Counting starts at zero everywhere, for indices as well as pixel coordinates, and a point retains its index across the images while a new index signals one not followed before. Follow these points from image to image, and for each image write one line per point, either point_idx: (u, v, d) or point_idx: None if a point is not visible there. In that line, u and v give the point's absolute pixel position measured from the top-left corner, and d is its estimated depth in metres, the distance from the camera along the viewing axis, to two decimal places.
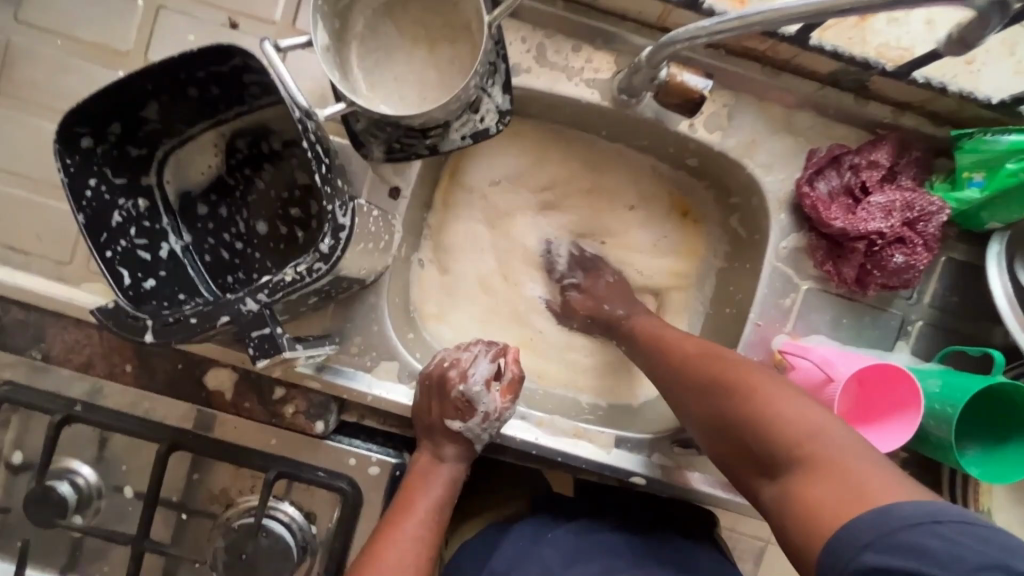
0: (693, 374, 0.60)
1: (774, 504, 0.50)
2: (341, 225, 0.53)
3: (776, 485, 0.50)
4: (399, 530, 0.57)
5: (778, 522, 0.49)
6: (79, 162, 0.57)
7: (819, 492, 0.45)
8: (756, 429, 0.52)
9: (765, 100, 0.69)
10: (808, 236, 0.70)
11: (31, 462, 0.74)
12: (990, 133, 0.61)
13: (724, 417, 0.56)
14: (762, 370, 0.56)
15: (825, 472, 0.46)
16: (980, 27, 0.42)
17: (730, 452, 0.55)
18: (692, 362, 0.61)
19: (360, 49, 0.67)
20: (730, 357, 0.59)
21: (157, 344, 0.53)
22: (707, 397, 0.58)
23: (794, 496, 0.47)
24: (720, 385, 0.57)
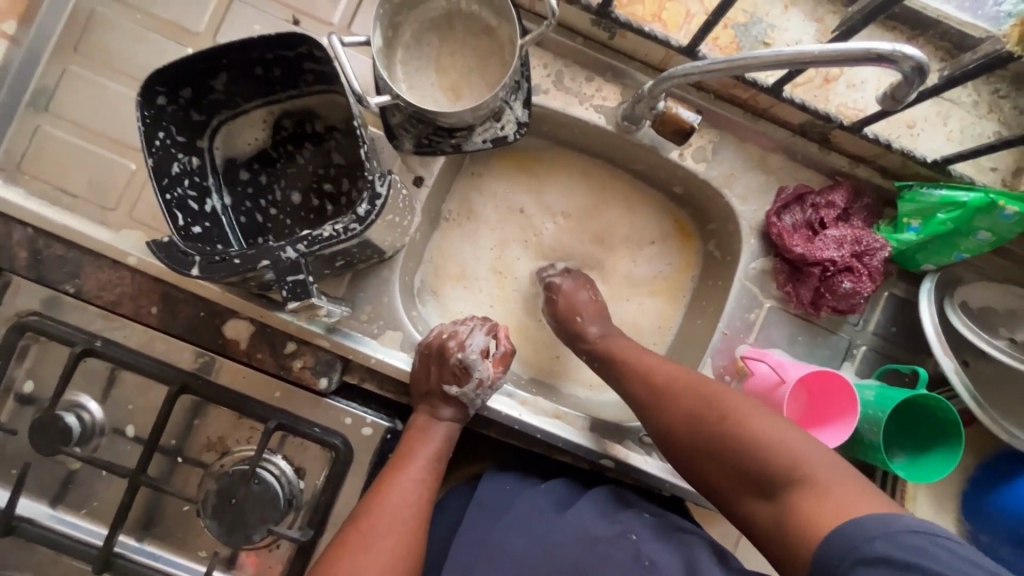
0: (680, 401, 0.67)
1: (771, 521, 0.58)
2: (377, 193, 0.61)
3: (777, 505, 0.58)
4: (405, 475, 0.65)
5: (782, 541, 0.57)
6: (153, 116, 0.65)
7: (820, 507, 0.54)
8: (748, 452, 0.61)
9: (745, 141, 0.80)
10: (773, 260, 0.81)
11: (40, 394, 0.78)
12: (926, 187, 0.73)
13: (717, 445, 0.63)
14: (740, 398, 0.65)
15: (821, 489, 0.55)
16: (905, 88, 0.53)
17: (721, 474, 0.63)
18: (674, 387, 0.69)
19: (403, 56, 0.77)
20: (703, 382, 0.68)
21: (201, 278, 0.60)
22: (695, 424, 0.65)
23: (794, 512, 0.56)
24: (708, 411, 0.65)
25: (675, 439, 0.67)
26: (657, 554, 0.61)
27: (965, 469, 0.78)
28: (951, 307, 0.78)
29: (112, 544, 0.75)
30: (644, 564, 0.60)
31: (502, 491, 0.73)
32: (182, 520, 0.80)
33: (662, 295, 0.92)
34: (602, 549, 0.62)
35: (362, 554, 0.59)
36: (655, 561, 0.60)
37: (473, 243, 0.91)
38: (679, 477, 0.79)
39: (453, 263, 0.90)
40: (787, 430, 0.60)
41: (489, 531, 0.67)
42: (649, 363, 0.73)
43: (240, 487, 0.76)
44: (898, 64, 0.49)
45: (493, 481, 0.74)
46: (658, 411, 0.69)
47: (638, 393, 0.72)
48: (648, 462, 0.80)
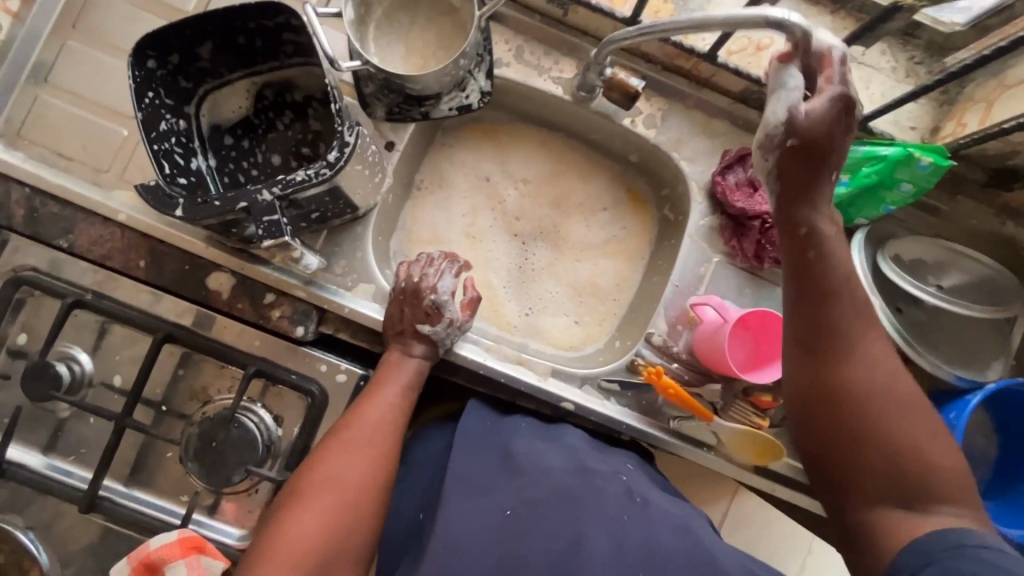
0: (857, 376, 0.63)
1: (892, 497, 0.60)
2: (346, 142, 0.68)
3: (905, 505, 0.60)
4: (381, 397, 0.71)
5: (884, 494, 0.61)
6: (144, 77, 0.71)
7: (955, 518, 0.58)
8: (913, 449, 0.61)
9: (691, 109, 0.87)
10: (719, 217, 0.87)
11: (34, 345, 0.83)
12: (853, 143, 0.80)
13: (866, 431, 0.62)
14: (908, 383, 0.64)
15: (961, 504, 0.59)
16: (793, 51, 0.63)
17: (872, 420, 0.62)
18: (872, 365, 0.63)
19: (375, 31, 0.84)
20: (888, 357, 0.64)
21: (185, 219, 0.66)
22: (866, 404, 0.62)
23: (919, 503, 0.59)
24: (895, 395, 0.62)
25: (844, 375, 0.63)
26: (644, 492, 0.71)
27: None
28: (883, 258, 0.84)
29: (98, 486, 0.79)
30: (637, 499, 0.70)
31: (485, 424, 0.79)
32: (166, 466, 0.84)
33: (620, 256, 0.98)
34: (598, 479, 0.71)
35: (343, 458, 0.65)
36: (643, 496, 0.71)
37: (442, 210, 0.97)
38: (637, 419, 0.85)
39: (425, 227, 0.96)
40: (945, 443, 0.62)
41: (475, 455, 0.73)
42: (845, 316, 0.64)
43: (221, 431, 0.80)
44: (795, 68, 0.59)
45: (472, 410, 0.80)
46: (846, 375, 0.63)
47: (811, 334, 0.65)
48: (605, 405, 0.85)
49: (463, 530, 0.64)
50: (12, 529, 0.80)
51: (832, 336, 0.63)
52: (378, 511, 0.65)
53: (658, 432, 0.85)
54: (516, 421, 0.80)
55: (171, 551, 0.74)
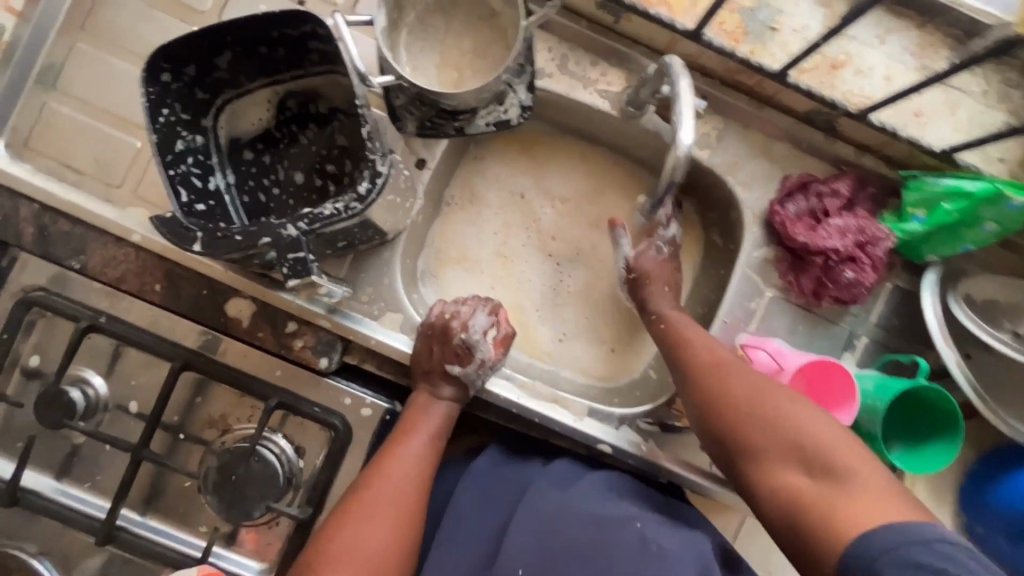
0: (733, 394, 0.65)
1: (803, 502, 0.56)
2: (379, 172, 0.62)
3: (820, 489, 0.55)
4: (405, 447, 0.67)
5: (817, 516, 0.54)
6: (158, 93, 0.65)
7: (877, 504, 0.52)
8: (817, 437, 0.58)
9: (750, 129, 0.80)
10: (775, 249, 0.80)
11: (46, 367, 0.79)
12: (932, 176, 0.73)
13: (765, 438, 0.61)
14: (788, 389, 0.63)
15: (880, 486, 0.53)
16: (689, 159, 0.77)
17: (769, 443, 0.60)
18: (751, 382, 0.65)
19: (407, 37, 0.77)
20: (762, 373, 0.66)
21: (204, 254, 0.61)
22: (757, 414, 0.62)
23: (839, 507, 0.53)
24: (785, 393, 0.62)
25: (736, 398, 0.65)
26: (663, 538, 0.60)
27: (963, 462, 0.79)
28: (954, 299, 0.77)
29: (115, 516, 0.76)
30: (653, 548, 0.59)
31: (492, 469, 0.76)
32: (183, 495, 0.80)
33: None
34: (605, 531, 0.61)
35: (362, 524, 0.62)
36: (662, 545, 0.59)
37: (474, 227, 0.91)
38: (679, 466, 0.79)
39: (454, 245, 0.90)
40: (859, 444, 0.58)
41: (478, 508, 0.72)
42: (721, 356, 0.69)
43: (240, 464, 0.76)
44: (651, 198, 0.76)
45: (487, 457, 0.77)
46: (726, 393, 0.66)
47: (689, 371, 0.70)
48: (645, 448, 0.79)
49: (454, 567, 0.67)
50: (26, 557, 0.77)
51: (713, 370, 0.68)
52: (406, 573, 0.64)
53: (701, 480, 0.79)
54: (545, 471, 0.73)
55: None
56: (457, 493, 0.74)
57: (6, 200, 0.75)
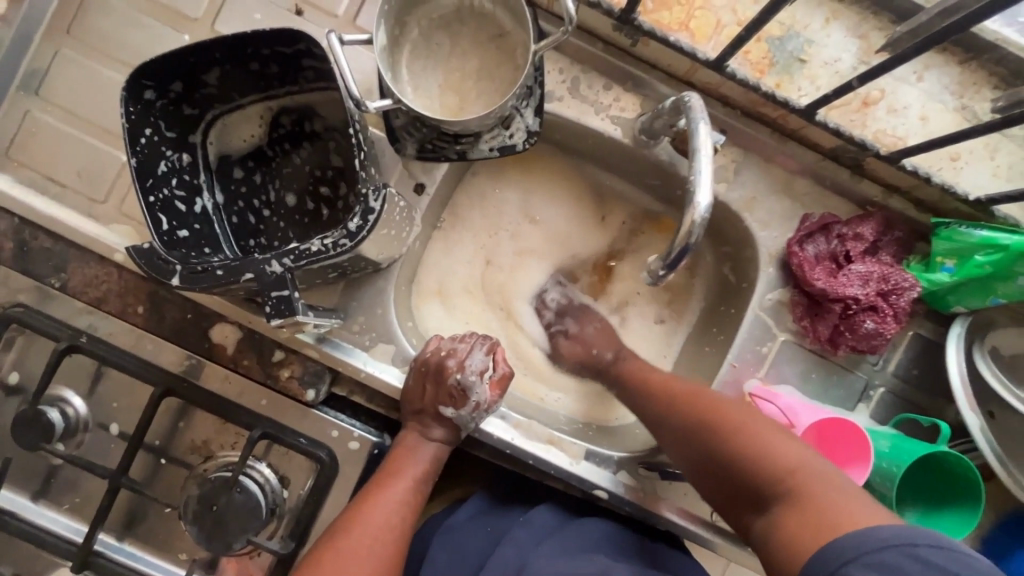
0: (679, 427, 0.66)
1: (762, 533, 0.55)
2: (370, 208, 0.58)
3: (762, 522, 0.55)
4: (388, 492, 0.63)
5: (763, 550, 0.54)
6: (140, 111, 0.61)
7: (803, 527, 0.50)
8: (742, 466, 0.58)
9: (771, 163, 0.75)
10: (791, 292, 0.76)
11: (27, 385, 0.76)
12: (965, 226, 0.68)
13: (714, 468, 0.61)
14: (735, 408, 0.63)
15: (810, 503, 0.51)
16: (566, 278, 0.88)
17: (712, 484, 0.61)
18: (673, 417, 0.66)
19: (409, 54, 0.72)
20: (710, 396, 0.65)
21: (182, 289, 0.57)
22: (691, 453, 0.64)
23: (779, 531, 0.52)
24: (704, 421, 0.63)
25: (670, 439, 0.66)
26: None
27: (979, 526, 0.76)
28: (980, 354, 0.74)
29: (92, 542, 0.73)
30: None
31: (468, 523, 0.72)
32: (163, 521, 0.78)
33: (666, 316, 0.88)
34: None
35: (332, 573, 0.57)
36: None
37: (447, 256, 0.85)
38: (677, 515, 0.75)
39: (432, 280, 0.85)
40: (796, 448, 0.56)
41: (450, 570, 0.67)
42: (673, 385, 0.70)
43: (222, 494, 0.73)
44: (662, 264, 0.59)
45: (466, 512, 0.74)
46: (661, 433, 0.68)
47: (644, 407, 0.72)
48: (643, 495, 0.76)
49: None
50: None
51: (660, 403, 0.69)
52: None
53: (699, 530, 0.75)
54: (524, 520, 0.70)
55: None
56: (429, 556, 0.69)
57: None
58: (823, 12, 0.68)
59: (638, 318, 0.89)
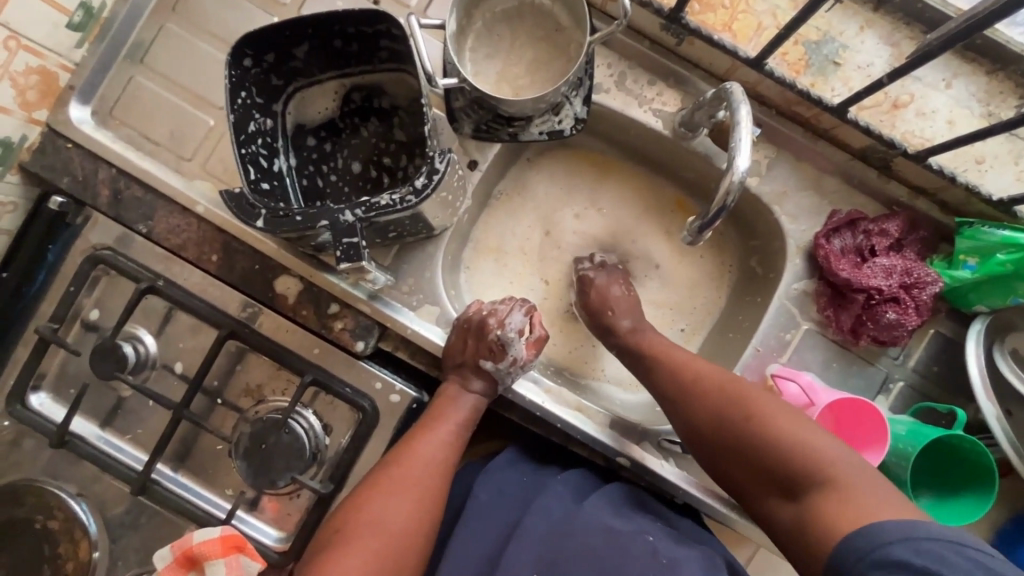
0: (703, 411, 0.69)
1: (793, 517, 0.60)
2: (436, 169, 0.65)
3: (796, 506, 0.60)
4: (435, 432, 0.71)
5: (798, 533, 0.59)
6: (239, 75, 0.70)
7: (843, 513, 0.56)
8: (775, 455, 0.62)
9: (803, 160, 0.79)
10: (816, 283, 0.79)
11: (102, 323, 0.82)
12: (988, 225, 0.71)
13: (741, 450, 0.65)
14: (763, 397, 0.66)
15: (850, 494, 0.56)
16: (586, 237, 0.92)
17: (735, 467, 0.66)
18: (699, 404, 0.69)
19: (474, 42, 0.79)
20: (739, 381, 0.68)
21: (265, 230, 0.65)
22: (716, 438, 0.67)
23: (814, 517, 0.58)
24: (733, 409, 0.66)
25: (693, 423, 0.69)
26: (670, 552, 0.63)
27: (994, 521, 0.78)
28: (999, 352, 0.75)
29: (150, 469, 0.80)
30: (661, 561, 0.62)
31: (507, 466, 0.78)
32: (214, 457, 0.84)
33: (694, 304, 0.92)
34: (620, 542, 0.64)
35: (389, 498, 0.65)
36: (671, 558, 0.62)
37: (491, 234, 0.93)
38: (692, 486, 0.79)
39: (475, 253, 0.92)
40: (826, 438, 0.61)
41: (495, 505, 0.74)
42: (698, 365, 0.72)
43: (271, 434, 0.78)
44: (698, 224, 0.66)
45: (504, 458, 0.80)
46: (683, 417, 0.71)
47: (661, 385, 0.74)
48: (664, 466, 0.80)
49: (470, 553, 0.70)
50: (66, 497, 0.81)
51: (682, 386, 0.71)
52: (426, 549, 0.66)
53: (715, 503, 0.79)
54: (560, 476, 0.75)
55: (212, 548, 0.72)
56: (471, 494, 0.75)
57: (88, 162, 0.80)
58: (858, 21, 0.74)
59: (666, 303, 0.93)
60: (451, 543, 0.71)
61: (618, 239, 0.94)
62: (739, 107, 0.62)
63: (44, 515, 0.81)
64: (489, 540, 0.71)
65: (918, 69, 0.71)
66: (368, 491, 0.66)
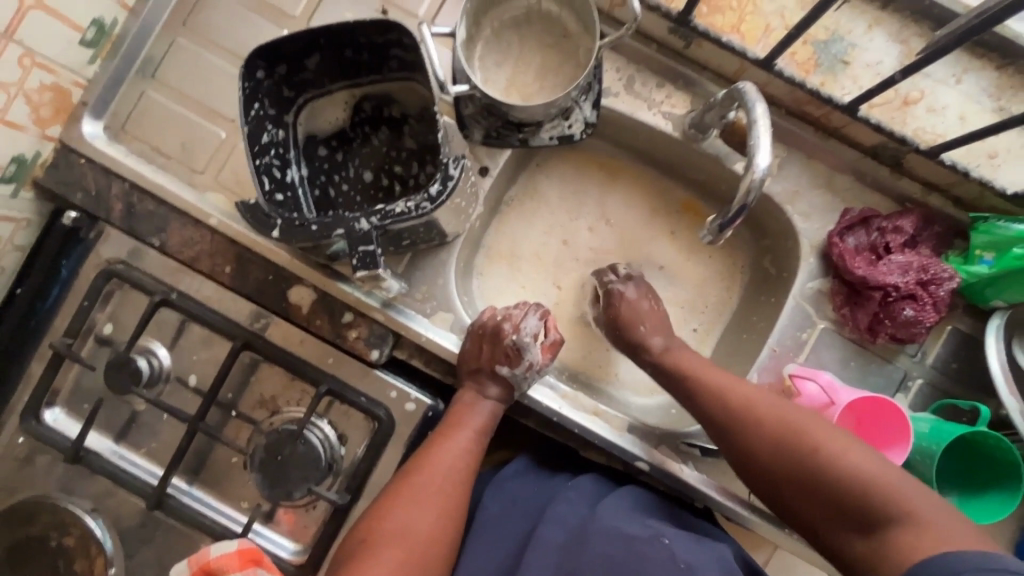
0: (763, 442, 0.67)
1: (868, 553, 0.58)
2: (450, 175, 0.65)
3: (869, 541, 0.58)
4: (452, 440, 0.70)
5: (872, 568, 0.57)
6: (252, 87, 0.70)
7: (923, 547, 0.54)
8: (847, 488, 0.60)
9: (814, 158, 0.79)
10: (832, 281, 0.79)
11: (115, 337, 0.82)
12: (1002, 220, 0.71)
13: (810, 483, 0.62)
14: (826, 427, 0.64)
15: (928, 525, 0.55)
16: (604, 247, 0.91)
17: (801, 502, 0.63)
18: (760, 435, 0.67)
19: (483, 49, 0.80)
20: (799, 411, 0.67)
21: (281, 239, 0.65)
22: (781, 473, 0.65)
23: (894, 552, 0.56)
24: (797, 440, 0.64)
25: (755, 456, 0.67)
26: (690, 556, 0.61)
27: (1019, 518, 0.78)
28: (1019, 348, 0.75)
29: (166, 483, 0.79)
30: (680, 566, 0.60)
31: (518, 476, 0.78)
32: (230, 470, 0.83)
33: (708, 305, 0.92)
34: (637, 548, 0.63)
35: (410, 508, 0.64)
36: (690, 563, 0.60)
37: (503, 239, 0.93)
38: (713, 489, 0.78)
39: (487, 259, 0.92)
40: (891, 468, 0.60)
41: (511, 514, 0.73)
42: (753, 394, 0.70)
43: (287, 444, 0.77)
44: (720, 221, 0.65)
45: (514, 468, 0.80)
46: (741, 449, 0.68)
47: (713, 416, 0.72)
48: (684, 470, 0.79)
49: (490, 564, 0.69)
50: (81, 513, 0.80)
51: (738, 416, 0.69)
52: (448, 561, 0.65)
53: (735, 506, 0.78)
54: (572, 483, 0.75)
55: (230, 562, 0.69)
56: (483, 504, 0.75)
57: (100, 177, 0.81)
58: (865, 19, 0.75)
59: (678, 305, 0.92)
60: (468, 554, 0.71)
61: (629, 242, 0.94)
62: (756, 107, 0.63)
63: (59, 532, 0.81)
64: (501, 548, 0.71)
65: (927, 65, 0.72)
66: (387, 499, 0.65)
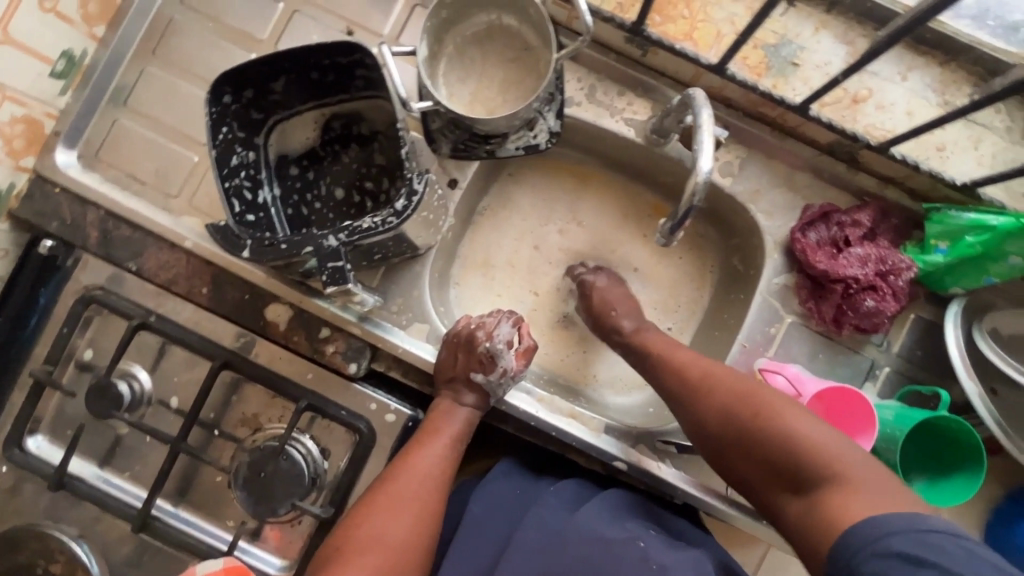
0: (713, 410, 0.69)
1: (802, 515, 0.59)
2: (415, 190, 0.66)
3: (803, 502, 0.60)
4: (429, 448, 0.71)
5: (804, 529, 0.59)
6: (219, 112, 0.72)
7: (846, 506, 0.55)
8: (784, 450, 0.62)
9: (773, 158, 0.81)
10: (796, 276, 0.81)
11: (96, 362, 0.83)
12: (954, 210, 0.74)
13: (751, 448, 0.65)
14: (773, 394, 0.66)
15: (857, 488, 0.56)
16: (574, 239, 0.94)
17: (746, 467, 0.65)
18: (710, 404, 0.69)
19: (447, 65, 0.82)
20: (751, 380, 0.69)
21: (251, 259, 0.66)
22: (727, 439, 0.67)
23: (821, 512, 0.57)
24: (742, 407, 0.66)
25: (705, 424, 0.69)
26: (662, 557, 0.62)
27: (989, 500, 0.80)
28: (978, 332, 0.76)
29: (151, 505, 0.80)
30: (652, 567, 0.62)
31: (503, 478, 0.79)
32: (214, 490, 0.84)
33: (681, 305, 0.94)
34: (611, 552, 0.64)
35: (387, 515, 0.66)
36: (662, 564, 0.62)
37: (477, 249, 0.95)
38: (692, 485, 0.80)
39: (462, 269, 0.94)
40: (832, 433, 0.61)
41: (494, 517, 0.74)
42: (709, 366, 0.72)
43: (269, 462, 0.78)
44: (671, 224, 0.68)
45: (499, 470, 0.80)
46: (693, 419, 0.71)
47: (672, 389, 0.74)
48: (662, 467, 0.80)
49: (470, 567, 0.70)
50: (67, 539, 0.81)
51: (692, 387, 0.72)
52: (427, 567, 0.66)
53: (715, 500, 0.79)
54: (555, 487, 0.76)
55: None
56: (467, 507, 0.76)
57: (76, 206, 0.82)
58: (813, 22, 0.77)
59: (652, 307, 0.94)
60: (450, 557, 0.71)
61: (601, 246, 0.96)
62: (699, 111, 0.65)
63: (46, 559, 0.81)
64: (483, 552, 0.72)
65: (872, 64, 0.75)
66: (365, 508, 0.66)
